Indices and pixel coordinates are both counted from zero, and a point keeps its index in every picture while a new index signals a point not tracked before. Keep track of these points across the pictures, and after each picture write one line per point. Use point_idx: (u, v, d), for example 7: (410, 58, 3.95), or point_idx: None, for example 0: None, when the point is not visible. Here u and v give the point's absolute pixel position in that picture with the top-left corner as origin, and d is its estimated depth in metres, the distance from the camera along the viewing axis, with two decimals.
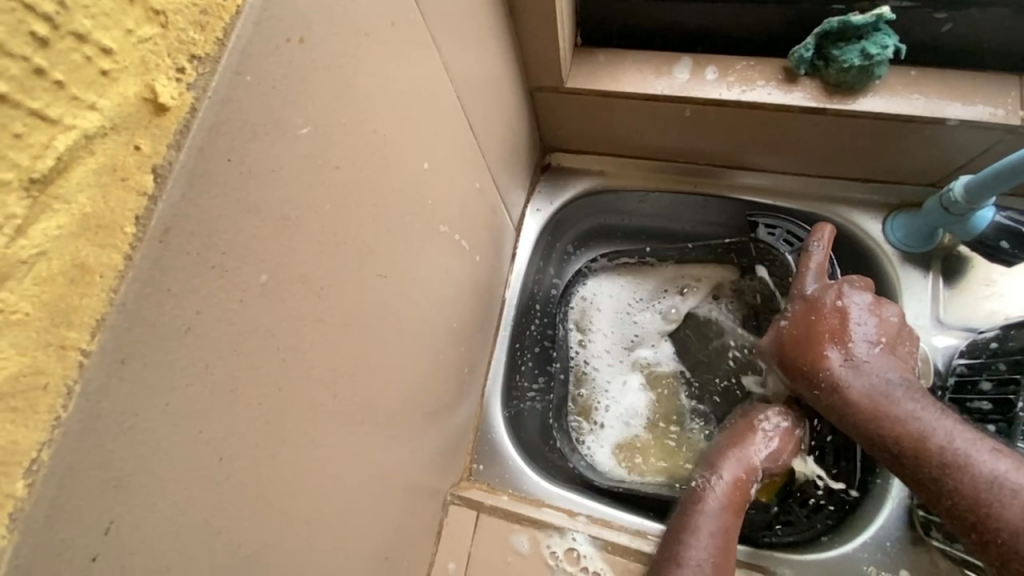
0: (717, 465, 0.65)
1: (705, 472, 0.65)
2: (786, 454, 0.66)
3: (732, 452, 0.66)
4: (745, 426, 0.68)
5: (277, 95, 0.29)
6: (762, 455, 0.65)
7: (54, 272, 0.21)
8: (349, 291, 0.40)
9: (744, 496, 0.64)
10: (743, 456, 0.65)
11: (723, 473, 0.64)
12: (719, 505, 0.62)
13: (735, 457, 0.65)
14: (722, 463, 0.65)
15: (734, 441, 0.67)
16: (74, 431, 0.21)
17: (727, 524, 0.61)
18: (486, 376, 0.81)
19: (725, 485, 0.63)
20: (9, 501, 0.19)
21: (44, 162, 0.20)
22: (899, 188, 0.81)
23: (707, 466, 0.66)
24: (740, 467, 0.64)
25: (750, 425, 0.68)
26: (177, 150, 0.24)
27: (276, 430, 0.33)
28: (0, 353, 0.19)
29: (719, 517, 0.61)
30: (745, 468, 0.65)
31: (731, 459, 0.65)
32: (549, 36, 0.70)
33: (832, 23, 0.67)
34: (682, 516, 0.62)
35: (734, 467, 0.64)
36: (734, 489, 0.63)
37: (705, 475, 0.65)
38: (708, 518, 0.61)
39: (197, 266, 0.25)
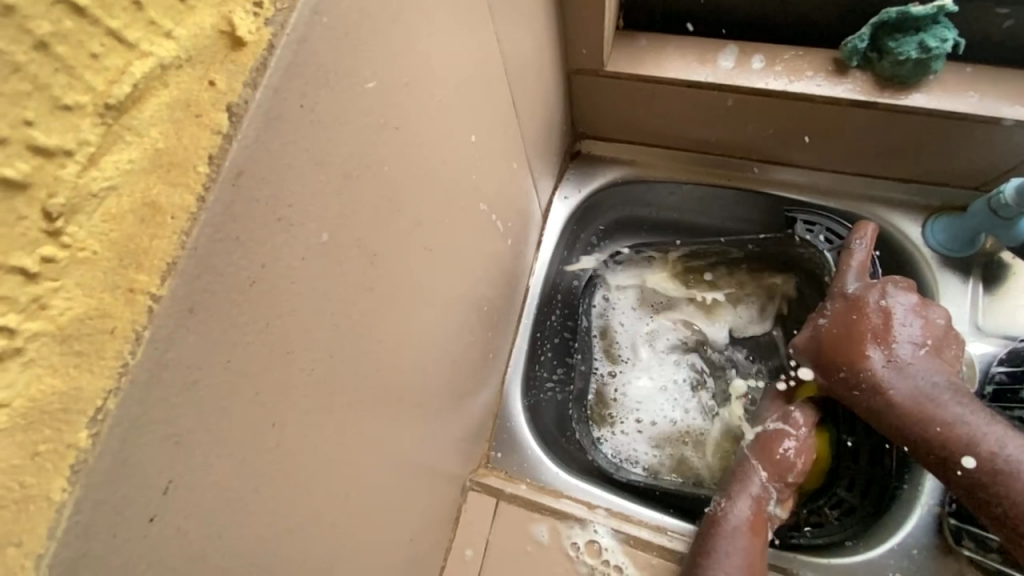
0: (730, 489, 0.63)
1: (721, 496, 0.63)
2: (798, 471, 0.64)
3: (743, 475, 0.64)
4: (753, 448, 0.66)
5: (348, 43, 0.27)
6: (772, 474, 0.63)
7: (123, 210, 0.19)
8: (397, 260, 0.38)
9: (765, 517, 0.61)
10: (755, 478, 0.63)
11: (737, 497, 0.62)
12: (738, 530, 0.60)
13: (747, 480, 0.63)
14: (733, 488, 0.63)
15: (746, 463, 0.65)
16: (141, 381, 0.20)
17: (749, 548, 0.59)
18: (506, 365, 0.78)
19: (742, 508, 0.61)
20: (71, 452, 0.18)
21: (119, 88, 0.19)
22: (942, 189, 0.77)
23: (724, 490, 0.64)
24: (753, 490, 0.62)
25: (757, 445, 0.66)
26: (253, 89, 0.22)
27: (324, 399, 0.32)
28: (67, 292, 0.18)
29: (740, 542, 0.59)
30: (759, 490, 0.63)
31: (742, 483, 0.63)
32: (594, 16, 0.68)
33: (890, 14, 0.64)
34: (701, 540, 0.60)
35: (750, 489, 0.62)
36: (753, 513, 0.61)
37: (720, 499, 0.63)
38: (729, 544, 0.58)
39: (265, 216, 0.24)
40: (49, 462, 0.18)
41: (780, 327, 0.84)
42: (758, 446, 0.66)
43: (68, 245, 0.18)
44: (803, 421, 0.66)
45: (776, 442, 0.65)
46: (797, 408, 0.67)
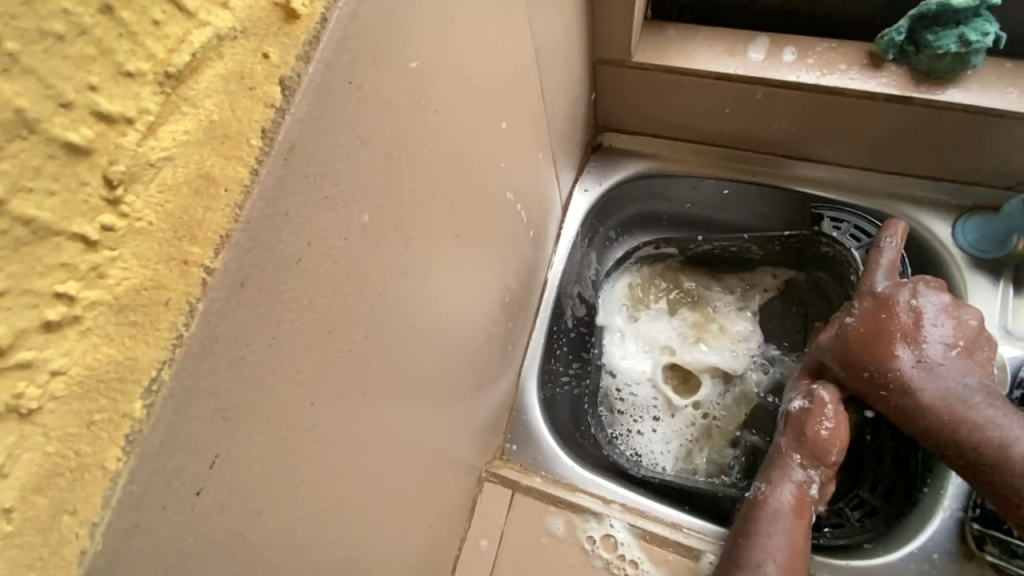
0: (770, 474, 0.62)
1: (761, 481, 0.62)
2: (839, 451, 0.61)
3: (781, 459, 0.62)
4: (787, 430, 0.63)
5: (395, 21, 0.27)
6: (811, 457, 0.61)
7: (179, 180, 0.19)
8: (430, 244, 0.38)
9: (809, 501, 0.60)
10: (794, 462, 0.61)
11: (777, 482, 0.61)
12: (780, 515, 0.59)
13: (786, 464, 0.62)
14: (772, 473, 0.62)
15: (784, 446, 0.63)
16: (193, 353, 0.20)
17: (793, 532, 0.58)
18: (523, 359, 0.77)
19: (781, 493, 0.60)
20: (126, 422, 0.18)
21: (179, 57, 0.18)
22: (974, 189, 0.75)
23: (764, 476, 0.62)
24: (792, 474, 0.61)
25: (790, 427, 0.63)
26: (306, 63, 0.22)
27: (358, 382, 0.32)
28: (123, 263, 0.18)
29: (783, 528, 0.58)
30: (799, 473, 0.61)
31: (780, 467, 0.62)
32: (624, 5, 0.67)
33: (929, 6, 0.63)
34: (743, 525, 0.60)
35: (790, 474, 0.61)
36: (796, 498, 0.60)
37: (760, 485, 0.62)
38: (772, 529, 0.58)
39: (311, 193, 0.24)
40: (104, 431, 0.18)
41: (798, 327, 0.84)
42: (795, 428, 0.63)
43: (125, 215, 0.18)
44: (830, 399, 0.62)
45: (810, 423, 0.62)
46: (822, 385, 0.64)
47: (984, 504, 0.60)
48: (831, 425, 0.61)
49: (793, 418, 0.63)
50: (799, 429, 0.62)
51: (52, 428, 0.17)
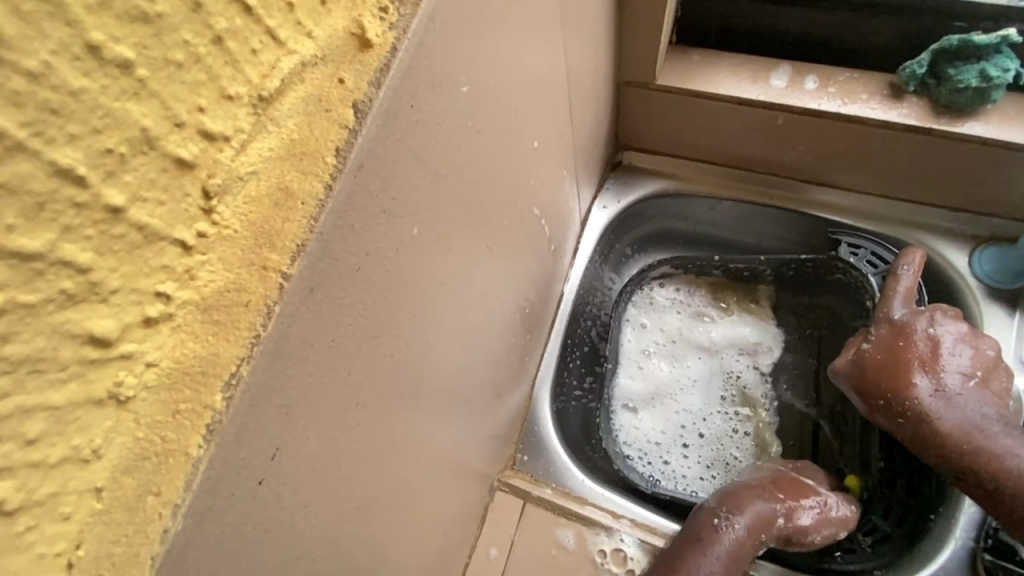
0: (741, 508, 0.60)
1: (727, 509, 0.61)
2: (804, 539, 0.61)
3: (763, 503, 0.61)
4: (786, 490, 0.63)
5: (453, 50, 0.29)
6: (783, 527, 0.61)
7: (262, 193, 0.21)
8: (465, 254, 0.39)
9: (751, 551, 0.59)
10: (770, 515, 0.60)
11: (743, 519, 0.60)
12: (723, 549, 0.58)
13: (765, 513, 0.60)
14: (741, 504, 0.61)
15: (772, 497, 0.61)
16: (268, 350, 0.22)
17: (728, 564, 0.58)
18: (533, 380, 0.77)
19: (739, 533, 0.59)
20: (208, 413, 0.20)
21: (270, 82, 0.20)
22: (992, 220, 0.76)
23: (732, 505, 0.61)
24: (764, 520, 0.60)
25: (792, 491, 0.63)
26: (376, 88, 0.24)
27: (395, 386, 0.33)
28: (211, 266, 0.20)
29: (719, 561, 0.58)
30: (764, 526, 0.60)
31: (761, 510, 0.60)
32: (651, 30, 0.69)
33: (952, 40, 0.65)
34: (688, 546, 0.59)
35: (758, 521, 0.60)
36: (748, 539, 0.59)
37: (725, 511, 0.60)
38: (709, 559, 0.57)
39: (373, 208, 0.26)
40: (187, 420, 0.20)
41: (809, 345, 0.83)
42: (794, 494, 0.62)
43: (216, 224, 0.20)
44: (842, 514, 0.63)
45: (810, 503, 0.62)
46: (854, 507, 0.64)
47: (995, 535, 0.61)
48: (820, 521, 0.62)
49: (803, 489, 0.63)
50: (801, 500, 0.62)
51: (143, 415, 0.19)
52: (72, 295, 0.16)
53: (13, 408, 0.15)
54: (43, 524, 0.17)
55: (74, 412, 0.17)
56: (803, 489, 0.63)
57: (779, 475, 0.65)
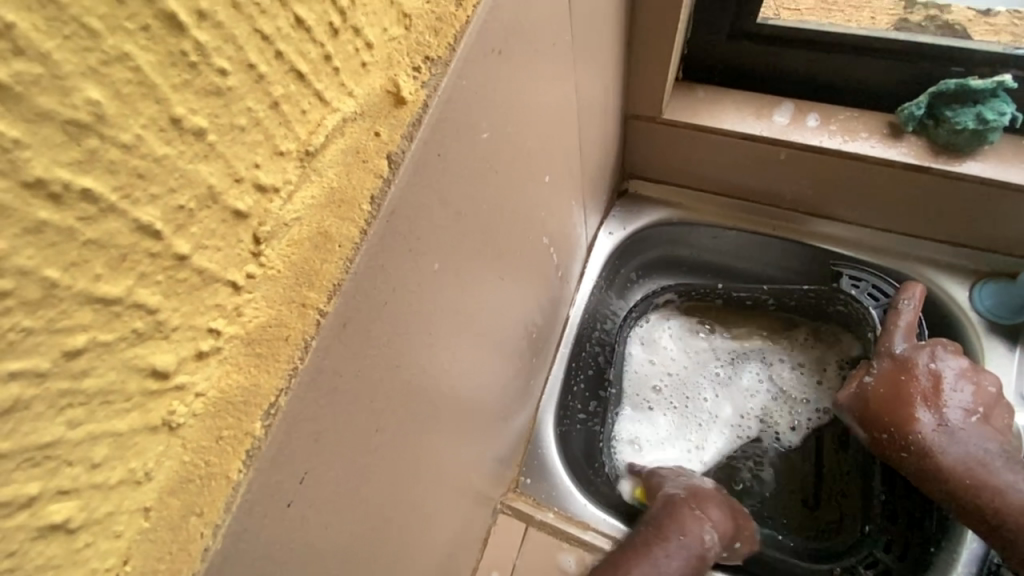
0: (715, 517, 0.68)
1: (704, 514, 0.68)
2: (731, 560, 0.69)
3: (732, 522, 0.68)
4: (743, 518, 0.70)
5: (476, 102, 0.31)
6: (727, 548, 0.68)
7: (303, 237, 0.23)
8: (479, 284, 0.41)
9: (708, 556, 0.66)
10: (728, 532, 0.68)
11: (715, 526, 0.67)
12: (688, 542, 0.66)
13: (728, 530, 0.68)
14: (718, 517, 0.68)
15: (735, 518, 0.69)
16: (304, 381, 0.24)
17: (693, 560, 0.65)
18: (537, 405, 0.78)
19: (709, 536, 0.66)
20: (248, 439, 0.22)
21: (316, 138, 0.22)
22: (992, 255, 0.77)
23: (708, 511, 0.68)
24: (727, 536, 0.67)
25: (747, 522, 0.70)
26: (408, 140, 0.27)
27: (410, 412, 0.35)
28: (256, 303, 0.21)
29: (682, 551, 0.65)
30: (722, 540, 0.67)
31: (729, 526, 0.68)
32: (658, 69, 0.72)
33: (948, 84, 0.67)
34: (658, 533, 0.66)
35: (722, 534, 0.67)
36: (717, 549, 0.67)
37: (702, 514, 0.68)
38: (674, 549, 0.65)
39: (401, 247, 0.28)
40: (229, 446, 0.21)
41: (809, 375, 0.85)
42: (747, 524, 0.70)
43: (262, 265, 0.22)
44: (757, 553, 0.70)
45: (750, 538, 0.69)
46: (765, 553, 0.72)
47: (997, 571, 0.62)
48: (747, 554, 0.69)
49: (750, 523, 0.71)
50: (748, 530, 0.69)
51: (190, 441, 0.20)
52: (141, 334, 0.18)
53: (83, 435, 0.17)
54: (98, 541, 0.18)
55: (133, 438, 0.18)
56: (750, 522, 0.71)
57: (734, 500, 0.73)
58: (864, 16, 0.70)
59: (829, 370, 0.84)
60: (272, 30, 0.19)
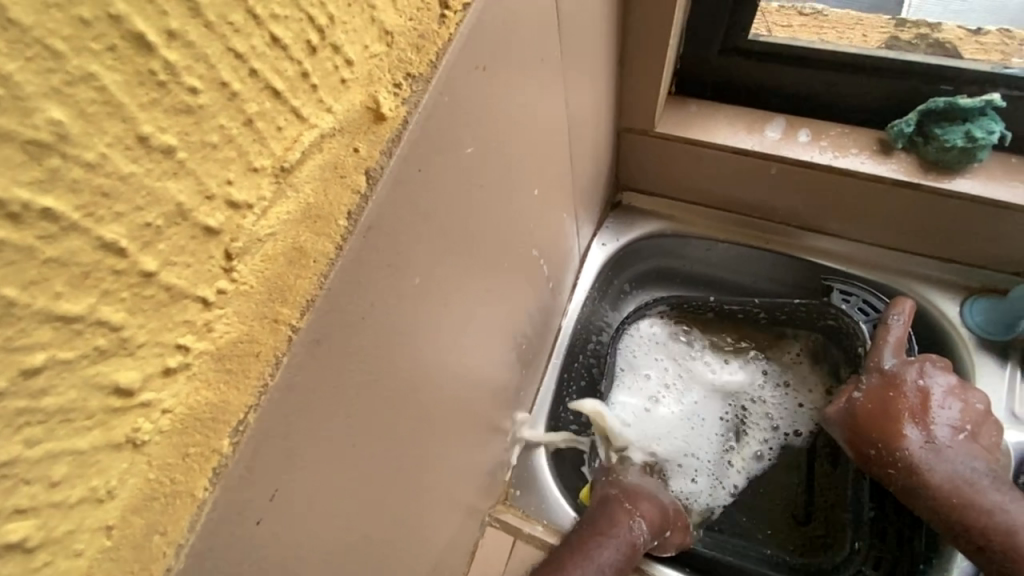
0: (644, 508, 0.68)
1: (633, 506, 0.68)
2: (667, 551, 0.69)
3: (663, 513, 0.69)
4: (673, 509, 0.71)
5: (460, 117, 0.32)
6: (661, 537, 0.68)
7: (277, 252, 0.23)
8: (466, 297, 0.41)
9: (642, 548, 0.66)
10: (658, 522, 0.68)
11: (645, 517, 0.67)
12: (623, 535, 0.65)
13: (659, 521, 0.68)
14: (648, 510, 0.68)
15: (665, 509, 0.70)
16: (275, 399, 0.24)
17: (628, 553, 0.65)
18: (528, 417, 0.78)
19: (640, 526, 0.66)
20: (215, 456, 0.22)
21: (292, 154, 0.22)
22: (983, 271, 0.77)
23: (636, 504, 0.69)
24: (658, 527, 0.68)
25: (677, 513, 0.71)
26: (387, 156, 0.27)
27: (391, 426, 0.35)
28: (227, 318, 0.21)
29: (616, 545, 0.65)
30: (654, 531, 0.68)
31: (660, 518, 0.68)
32: (650, 83, 0.72)
33: (937, 103, 0.67)
34: (592, 529, 0.66)
35: (653, 524, 0.68)
36: (649, 540, 0.67)
37: (632, 507, 0.68)
38: (609, 542, 0.65)
39: (379, 262, 0.28)
40: (195, 463, 0.21)
41: (792, 397, 0.84)
42: (678, 515, 0.71)
43: (235, 281, 0.21)
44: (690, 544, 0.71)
45: (682, 527, 0.70)
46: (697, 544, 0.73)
47: None
48: (682, 545, 0.70)
49: (682, 513, 0.72)
50: (679, 521, 0.70)
51: (155, 458, 0.20)
52: (104, 351, 0.18)
53: (43, 453, 0.17)
54: (57, 560, 0.18)
55: (96, 456, 0.18)
56: (682, 513, 0.72)
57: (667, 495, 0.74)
58: (856, 34, 0.70)
59: (813, 391, 0.84)
60: (247, 49, 0.19)
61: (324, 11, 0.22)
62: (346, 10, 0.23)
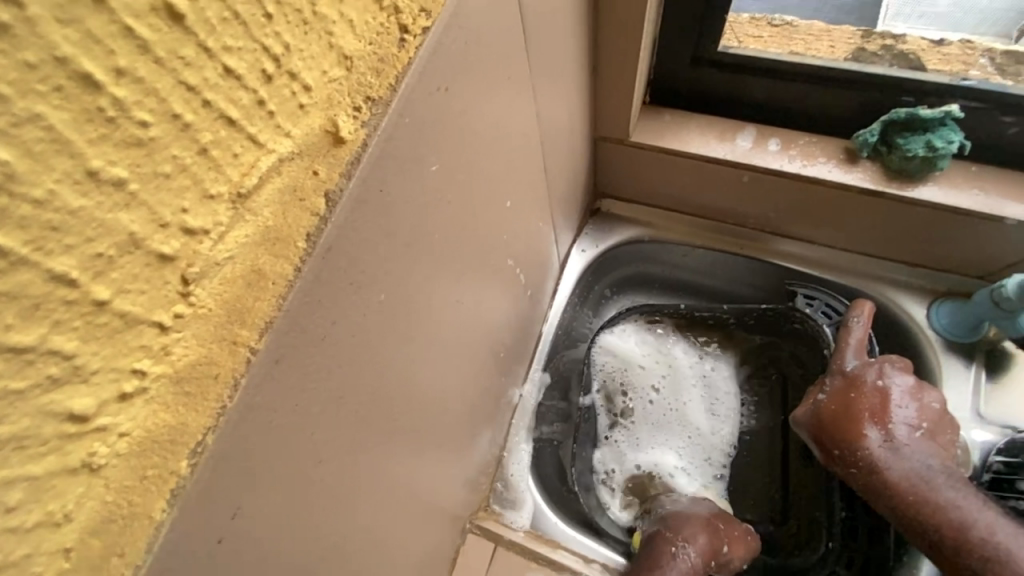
0: (687, 534, 0.71)
1: (677, 535, 0.71)
2: (733, 560, 0.72)
3: (709, 535, 0.72)
4: (722, 522, 0.73)
5: (423, 137, 0.33)
6: (716, 552, 0.71)
7: (236, 275, 0.23)
8: (437, 311, 0.42)
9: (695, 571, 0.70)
10: (705, 542, 0.71)
11: (690, 543, 0.71)
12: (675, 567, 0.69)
13: (705, 542, 0.71)
14: (693, 535, 0.71)
15: (710, 527, 0.72)
16: (233, 419, 0.24)
17: None
18: (508, 429, 0.79)
19: (687, 554, 0.70)
20: (173, 478, 0.22)
21: (249, 180, 0.23)
22: (946, 275, 0.80)
23: (680, 533, 0.72)
24: (707, 547, 0.71)
25: (728, 524, 0.73)
26: (346, 178, 0.28)
27: (362, 438, 0.36)
28: (185, 342, 0.22)
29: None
30: (705, 551, 0.71)
31: (707, 541, 0.71)
32: (624, 94, 0.73)
33: (899, 113, 0.69)
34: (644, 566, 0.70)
35: (701, 547, 0.71)
36: (700, 564, 0.70)
37: (676, 537, 0.71)
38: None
39: (340, 281, 0.29)
40: (154, 485, 0.21)
41: (758, 399, 0.88)
42: (728, 526, 0.73)
43: (192, 305, 0.22)
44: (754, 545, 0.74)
45: (737, 535, 0.73)
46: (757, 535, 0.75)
47: None
48: (744, 551, 0.73)
49: (733, 522, 0.74)
50: (731, 531, 0.73)
51: (112, 480, 0.20)
52: (57, 379, 0.18)
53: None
54: None
55: (51, 481, 0.18)
56: (734, 523, 0.74)
57: (711, 506, 0.77)
58: (823, 46, 0.72)
59: (776, 395, 0.87)
60: (199, 81, 0.20)
61: (279, 41, 0.22)
62: (302, 38, 0.23)
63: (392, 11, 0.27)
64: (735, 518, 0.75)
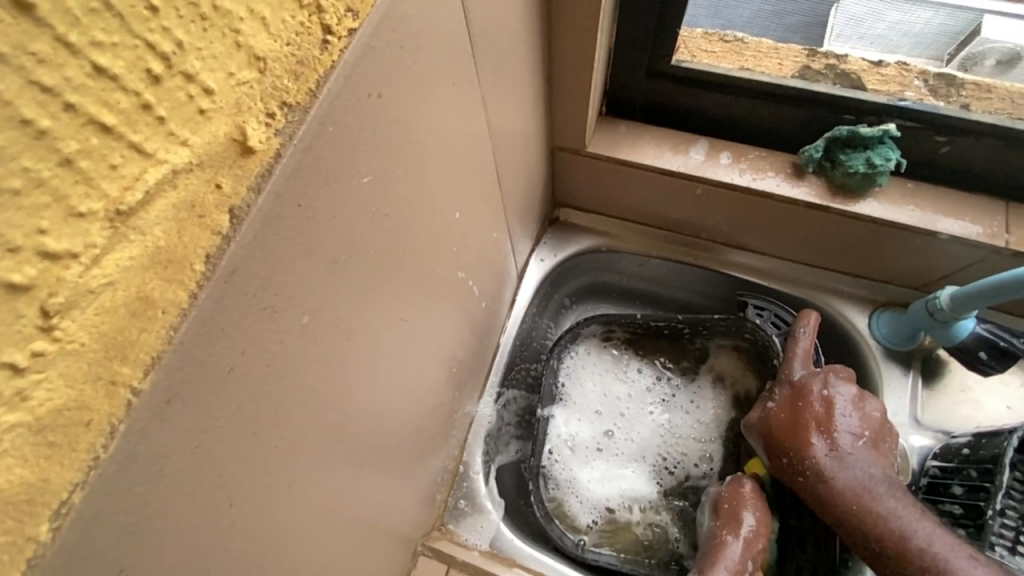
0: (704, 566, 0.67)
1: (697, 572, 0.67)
2: (755, 524, 0.69)
3: (720, 549, 0.67)
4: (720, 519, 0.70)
5: (350, 147, 0.30)
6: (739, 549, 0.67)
7: (117, 303, 0.20)
8: (374, 330, 0.39)
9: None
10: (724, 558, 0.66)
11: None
12: None
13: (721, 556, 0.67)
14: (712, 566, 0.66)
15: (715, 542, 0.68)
16: (109, 472, 0.21)
17: None
18: (464, 446, 0.77)
19: None
20: (30, 546, 0.19)
21: (131, 195, 0.20)
22: (885, 286, 0.82)
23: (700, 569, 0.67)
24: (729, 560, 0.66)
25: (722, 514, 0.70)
26: (256, 193, 0.25)
27: (286, 472, 0.33)
28: (48, 384, 0.19)
29: None
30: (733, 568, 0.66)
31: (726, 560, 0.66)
32: (579, 105, 0.72)
33: (841, 130, 0.72)
34: None
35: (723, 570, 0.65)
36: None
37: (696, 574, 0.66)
38: None
39: (250, 305, 0.26)
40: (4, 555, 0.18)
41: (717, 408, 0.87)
42: (722, 516, 0.70)
43: (57, 340, 0.19)
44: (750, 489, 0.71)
45: (735, 511, 0.70)
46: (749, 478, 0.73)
47: None
48: (754, 507, 0.70)
49: (722, 504, 0.71)
50: (728, 515, 0.70)
51: None
52: None
53: None
54: None
55: None
56: (724, 505, 0.71)
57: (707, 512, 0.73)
58: (771, 63, 0.73)
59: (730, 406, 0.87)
60: (58, 80, 0.17)
61: (169, 37, 0.19)
62: (200, 36, 0.21)
63: (313, 10, 0.25)
64: (719, 497, 0.72)
